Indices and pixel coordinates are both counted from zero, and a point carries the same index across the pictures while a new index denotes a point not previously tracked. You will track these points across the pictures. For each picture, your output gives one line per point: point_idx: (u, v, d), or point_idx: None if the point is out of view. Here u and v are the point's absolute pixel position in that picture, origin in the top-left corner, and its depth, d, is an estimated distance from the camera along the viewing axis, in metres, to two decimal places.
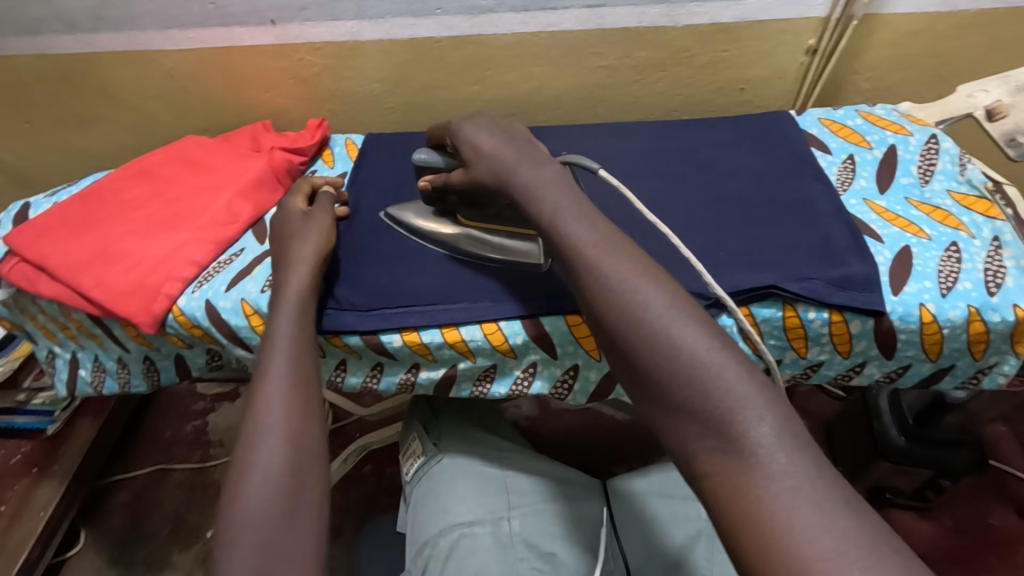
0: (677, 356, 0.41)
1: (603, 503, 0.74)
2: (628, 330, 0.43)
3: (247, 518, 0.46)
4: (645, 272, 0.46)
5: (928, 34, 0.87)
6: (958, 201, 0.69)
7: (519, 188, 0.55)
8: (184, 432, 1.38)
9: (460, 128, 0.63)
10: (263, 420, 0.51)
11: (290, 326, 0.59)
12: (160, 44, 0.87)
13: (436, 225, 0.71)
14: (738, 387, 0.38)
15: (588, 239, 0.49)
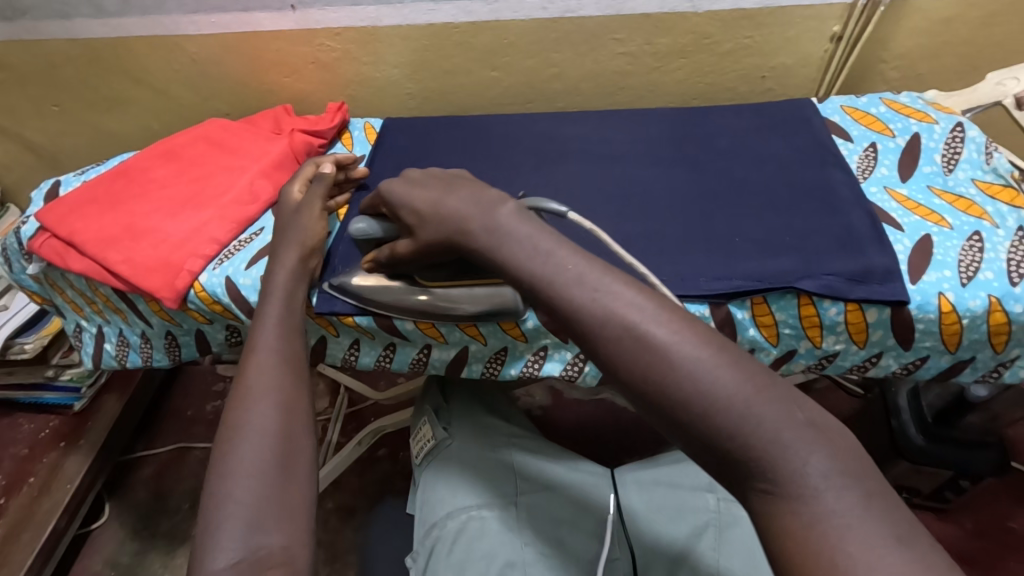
0: (716, 409, 0.36)
1: (613, 491, 0.72)
2: (654, 383, 0.38)
3: (240, 471, 0.48)
4: (662, 315, 0.40)
5: (962, 21, 0.84)
6: (982, 190, 0.67)
7: (485, 249, 0.48)
8: (205, 412, 1.42)
9: (394, 189, 0.59)
10: (260, 385, 0.54)
11: (284, 306, 0.61)
12: (185, 29, 0.89)
13: (392, 290, 0.64)
14: (776, 416, 0.36)
15: (590, 296, 0.42)
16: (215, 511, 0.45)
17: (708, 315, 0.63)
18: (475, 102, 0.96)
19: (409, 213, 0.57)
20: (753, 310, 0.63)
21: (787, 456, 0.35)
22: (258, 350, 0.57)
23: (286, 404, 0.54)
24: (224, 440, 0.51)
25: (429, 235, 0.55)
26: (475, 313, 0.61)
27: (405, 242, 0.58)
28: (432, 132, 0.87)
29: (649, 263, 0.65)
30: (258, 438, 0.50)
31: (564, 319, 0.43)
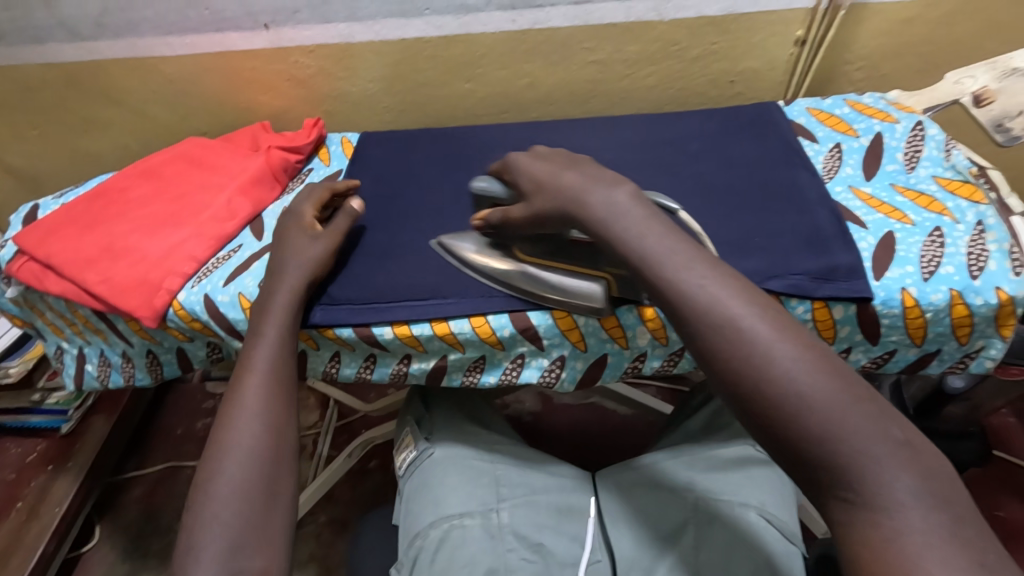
0: (806, 407, 0.40)
1: (593, 494, 0.76)
2: (748, 375, 0.42)
3: (221, 494, 0.49)
4: (765, 313, 0.44)
5: (921, 22, 0.85)
6: (943, 186, 0.69)
7: (597, 216, 0.53)
8: (195, 430, 1.42)
9: (523, 159, 0.64)
10: (245, 405, 0.55)
11: (279, 321, 0.61)
12: (159, 50, 0.90)
13: (490, 258, 0.67)
14: (863, 425, 0.39)
15: (697, 284, 0.46)
16: (199, 532, 0.46)
17: None
18: (451, 113, 0.97)
19: (529, 180, 0.61)
20: None
21: (869, 472, 0.38)
22: (249, 368, 0.58)
23: (271, 422, 0.54)
24: (208, 463, 0.52)
25: (544, 203, 0.59)
26: (560, 301, 0.63)
27: (519, 208, 0.62)
28: (409, 144, 0.88)
29: None
30: (242, 458, 0.51)
31: (665, 300, 0.48)
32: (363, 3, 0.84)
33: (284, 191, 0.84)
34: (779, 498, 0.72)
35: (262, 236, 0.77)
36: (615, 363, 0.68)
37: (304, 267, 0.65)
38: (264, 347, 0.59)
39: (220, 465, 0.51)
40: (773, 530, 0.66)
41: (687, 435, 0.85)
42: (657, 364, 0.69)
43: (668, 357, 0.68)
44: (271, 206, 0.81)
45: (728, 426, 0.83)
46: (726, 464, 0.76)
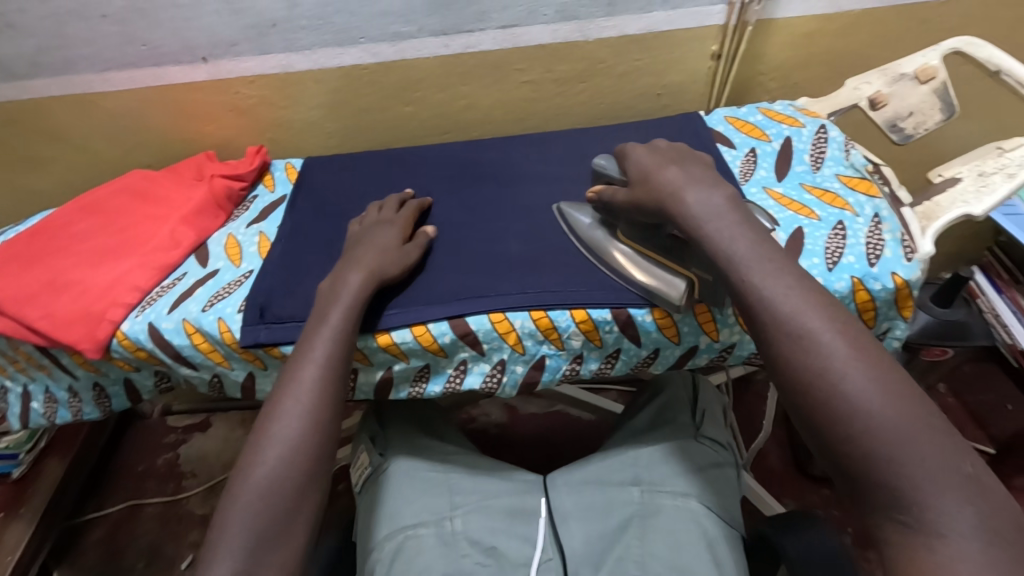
0: (877, 425, 0.43)
1: (543, 494, 0.78)
2: (819, 391, 0.46)
3: (256, 485, 0.55)
4: (845, 332, 0.48)
5: (823, 34, 0.93)
6: (845, 183, 0.74)
7: (689, 209, 0.58)
8: (157, 465, 1.40)
9: (638, 149, 0.67)
10: (292, 398, 0.59)
11: (344, 312, 0.64)
12: (99, 86, 0.91)
13: (595, 235, 0.71)
14: (929, 447, 0.42)
15: (784, 295, 0.50)
16: (229, 517, 0.53)
17: (611, 319, 0.67)
18: (394, 135, 1.01)
19: (636, 169, 0.65)
20: (654, 311, 0.67)
21: (925, 498, 0.41)
22: (307, 359, 0.61)
23: (311, 420, 0.58)
24: (250, 449, 0.57)
25: (642, 194, 0.63)
26: (644, 289, 0.67)
27: (623, 194, 0.66)
28: (353, 165, 0.90)
29: (559, 275, 0.70)
30: (278, 452, 0.56)
31: (746, 305, 0.52)
32: (299, 34, 0.87)
33: (229, 219, 0.86)
34: (720, 488, 0.76)
35: (207, 263, 0.78)
36: (554, 365, 0.70)
37: (380, 259, 0.68)
38: (323, 339, 0.62)
39: (257, 456, 0.56)
40: (712, 516, 0.70)
41: (635, 430, 0.87)
42: (595, 366, 0.72)
43: (605, 359, 0.71)
44: (215, 234, 0.82)
45: (671, 420, 0.86)
46: (668, 456, 0.80)
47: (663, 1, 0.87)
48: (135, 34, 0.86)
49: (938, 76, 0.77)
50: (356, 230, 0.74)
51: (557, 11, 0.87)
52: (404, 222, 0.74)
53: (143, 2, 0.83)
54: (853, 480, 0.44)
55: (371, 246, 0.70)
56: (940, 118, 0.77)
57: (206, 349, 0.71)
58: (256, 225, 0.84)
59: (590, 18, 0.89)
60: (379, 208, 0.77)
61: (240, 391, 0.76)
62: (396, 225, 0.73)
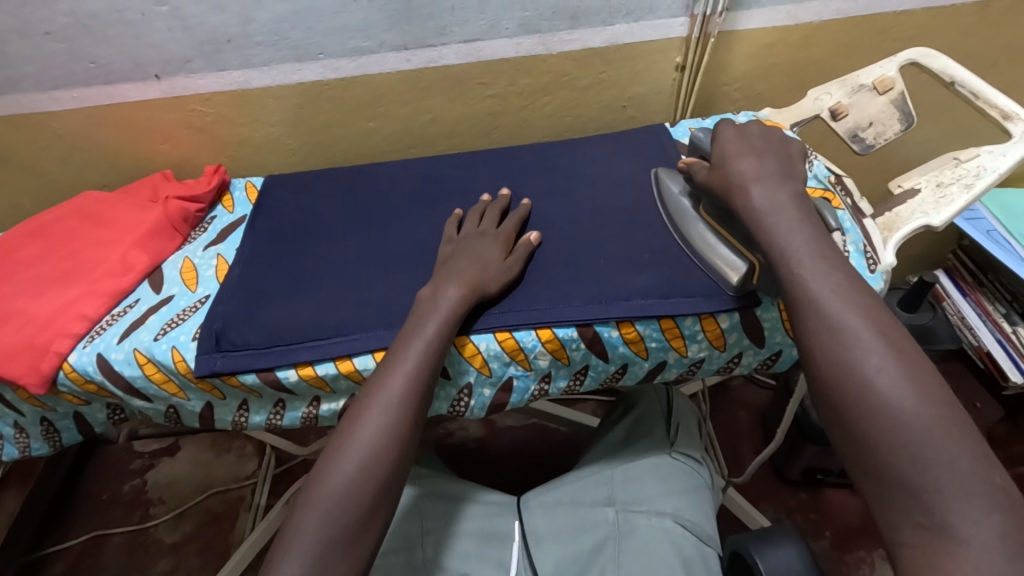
0: (907, 425, 0.46)
1: (517, 518, 0.77)
2: (852, 391, 0.49)
3: (333, 491, 0.52)
4: (882, 336, 0.51)
5: (783, 46, 0.93)
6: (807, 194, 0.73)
7: (753, 204, 0.61)
8: (122, 493, 1.35)
9: (727, 132, 0.69)
10: (379, 406, 0.56)
11: (442, 324, 0.61)
12: (46, 106, 0.88)
13: (681, 205, 0.72)
14: (959, 451, 0.45)
15: (830, 291, 0.54)
16: (303, 521, 0.51)
17: (577, 337, 0.66)
18: (359, 151, 0.99)
19: (718, 153, 0.67)
20: (620, 328, 0.66)
21: (953, 506, 0.43)
22: (398, 365, 0.58)
23: (395, 432, 0.56)
24: (330, 452, 0.55)
25: (717, 179, 0.65)
26: (707, 266, 0.68)
27: (704, 175, 0.67)
28: (314, 182, 0.87)
29: (525, 293, 0.67)
30: (359, 460, 0.54)
31: (792, 302, 0.56)
32: (256, 50, 0.85)
33: (186, 241, 0.82)
34: (695, 504, 0.75)
35: (161, 289, 0.75)
36: (522, 386, 0.69)
37: (480, 274, 0.66)
38: (417, 348, 0.59)
39: (338, 461, 0.54)
40: (686, 534, 0.70)
41: (610, 446, 0.86)
42: (564, 384, 0.70)
43: (574, 376, 0.70)
44: (171, 258, 0.79)
45: (646, 434, 0.85)
46: (642, 474, 0.79)
47: (625, 14, 0.87)
48: (82, 52, 0.83)
49: (895, 87, 0.78)
50: (454, 237, 0.72)
51: (519, 24, 0.87)
52: (506, 235, 0.71)
53: (89, 19, 0.80)
54: (886, 484, 0.46)
55: (474, 259, 0.67)
56: (899, 128, 0.77)
57: (160, 379, 0.68)
58: (213, 247, 0.81)
59: (552, 31, 0.88)
60: (480, 220, 0.74)
61: (197, 420, 0.73)
62: (500, 239, 0.71)
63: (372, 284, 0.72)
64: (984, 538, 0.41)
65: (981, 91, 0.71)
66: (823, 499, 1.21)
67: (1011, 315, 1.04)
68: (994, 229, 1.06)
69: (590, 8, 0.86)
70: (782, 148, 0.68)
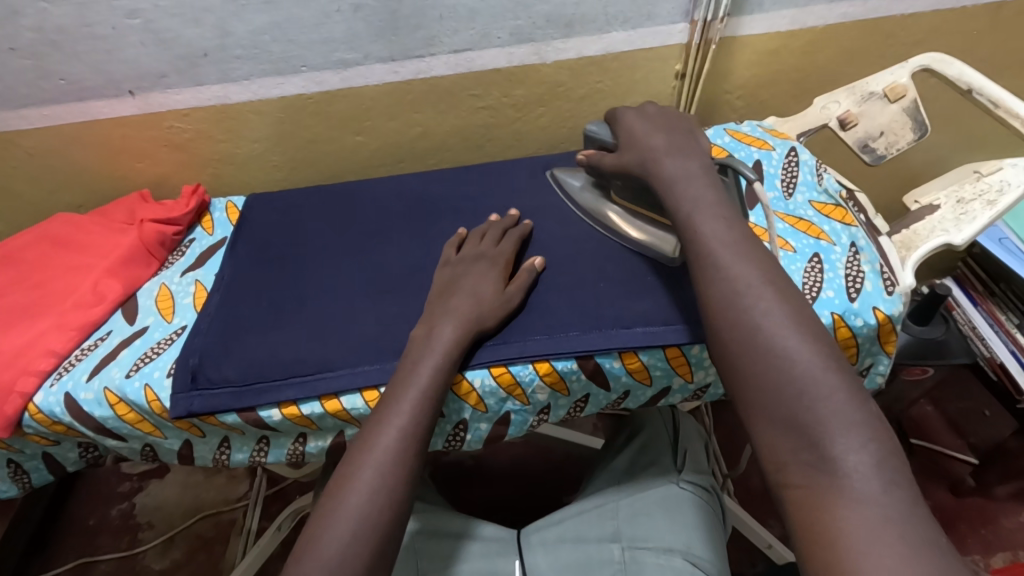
0: (791, 365, 0.45)
1: (518, 555, 0.72)
2: (742, 335, 0.48)
3: (324, 562, 0.48)
4: (770, 281, 0.50)
5: (786, 51, 0.90)
6: (818, 211, 0.69)
7: (665, 175, 0.60)
8: (108, 519, 1.30)
9: (626, 114, 0.68)
10: (372, 464, 0.52)
11: (435, 371, 0.57)
12: (14, 124, 0.83)
13: (589, 196, 0.75)
14: (837, 383, 0.44)
15: (721, 244, 0.53)
16: None
17: (578, 369, 0.62)
18: (345, 166, 0.95)
19: (625, 136, 0.67)
20: (623, 358, 0.62)
21: (834, 440, 0.42)
22: (390, 419, 0.54)
23: (387, 494, 0.51)
24: (319, 518, 0.51)
25: (628, 159, 0.65)
26: (637, 241, 0.69)
27: (610, 159, 0.67)
28: (297, 201, 0.83)
29: (522, 322, 0.63)
30: (352, 527, 0.49)
31: (692, 256, 0.54)
32: (235, 64, 0.81)
33: (163, 267, 0.78)
34: (704, 538, 0.71)
35: (135, 319, 0.71)
36: (520, 419, 0.65)
37: (474, 309, 0.61)
38: (410, 401, 0.55)
39: (326, 528, 0.49)
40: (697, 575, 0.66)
41: (613, 476, 0.81)
42: (564, 414, 0.66)
43: (575, 406, 0.66)
44: (146, 285, 0.75)
45: (652, 462, 0.81)
46: (649, 507, 0.75)
47: (621, 21, 0.84)
48: (50, 68, 0.78)
49: (908, 95, 0.74)
50: (451, 261, 0.68)
51: (512, 33, 0.83)
52: (505, 259, 0.67)
53: (57, 34, 0.75)
54: (778, 426, 0.44)
55: (470, 291, 0.63)
56: (913, 137, 0.74)
57: (133, 420, 0.64)
58: (191, 273, 0.77)
59: (546, 40, 0.84)
60: (480, 238, 0.70)
61: (175, 458, 0.68)
62: (498, 263, 0.66)
63: (359, 312, 0.68)
64: (865, 471, 0.40)
65: (1001, 99, 0.67)
66: None
67: None
68: (1005, 237, 1.03)
69: (585, 15, 0.82)
70: (690, 123, 0.67)
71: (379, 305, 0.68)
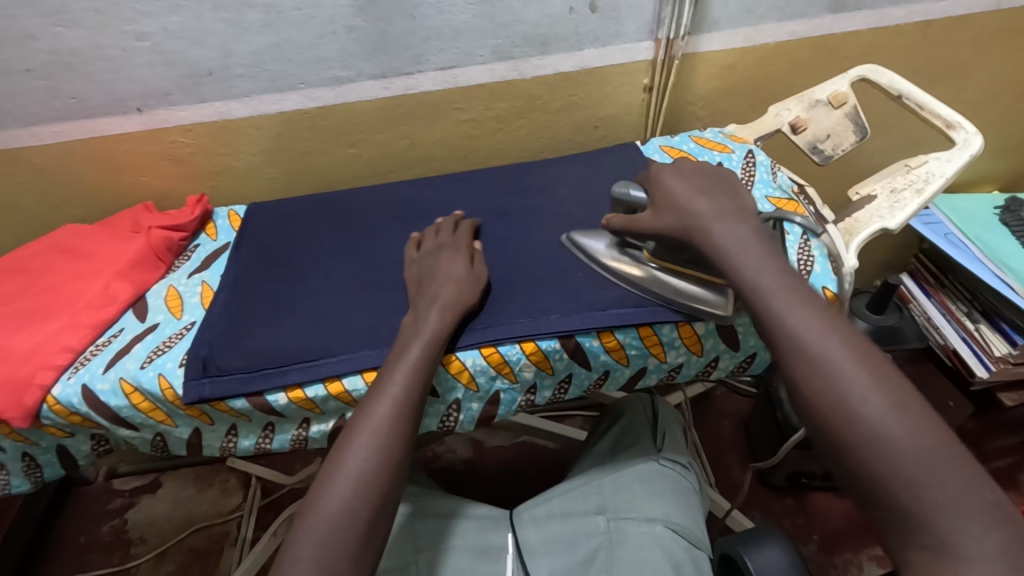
0: (899, 455, 0.45)
1: (510, 530, 0.77)
2: (843, 418, 0.47)
3: (328, 517, 0.52)
4: (861, 359, 0.50)
5: (741, 65, 0.98)
6: (775, 205, 0.76)
7: (718, 243, 0.60)
8: (101, 535, 1.31)
9: (661, 179, 0.68)
10: (369, 430, 0.57)
11: (425, 346, 0.63)
12: (26, 141, 0.88)
13: (620, 263, 0.71)
14: (948, 466, 0.44)
15: (806, 324, 0.52)
16: (304, 534, 0.52)
17: (560, 348, 0.68)
18: (338, 176, 1.01)
19: (666, 198, 0.66)
20: (601, 337, 0.68)
21: (948, 525, 0.42)
22: (384, 391, 0.60)
23: (385, 456, 0.56)
24: (322, 479, 0.55)
25: (673, 223, 0.64)
26: (682, 305, 0.68)
27: (649, 220, 0.66)
28: (296, 210, 0.89)
29: (508, 308, 0.70)
30: (352, 486, 0.54)
31: (768, 333, 0.54)
32: (236, 82, 0.87)
33: (169, 271, 0.83)
34: (682, 508, 0.76)
35: (146, 317, 0.76)
36: (509, 398, 0.70)
37: (457, 291, 0.67)
38: (403, 372, 0.61)
39: (332, 486, 0.54)
40: (677, 537, 0.71)
41: (598, 457, 0.88)
42: (549, 394, 0.72)
43: (559, 386, 0.72)
44: (154, 287, 0.79)
45: (633, 444, 0.87)
46: (630, 481, 0.80)
47: (592, 39, 0.92)
48: (62, 88, 0.84)
49: (848, 102, 0.83)
50: (417, 258, 0.74)
51: (492, 51, 0.90)
52: (469, 249, 0.74)
53: (70, 56, 0.81)
54: (873, 499, 0.46)
55: (445, 278, 0.69)
56: (855, 139, 0.82)
57: (147, 408, 0.68)
58: (197, 275, 0.82)
59: (524, 57, 0.92)
60: (436, 233, 0.77)
61: (185, 447, 0.73)
62: (461, 250, 0.73)
63: (359, 304, 0.73)
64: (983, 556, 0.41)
65: (926, 103, 0.76)
66: (808, 503, 1.23)
67: (973, 312, 1.09)
68: (950, 232, 1.12)
69: (559, 34, 0.90)
70: (721, 182, 0.67)
71: (378, 297, 0.74)
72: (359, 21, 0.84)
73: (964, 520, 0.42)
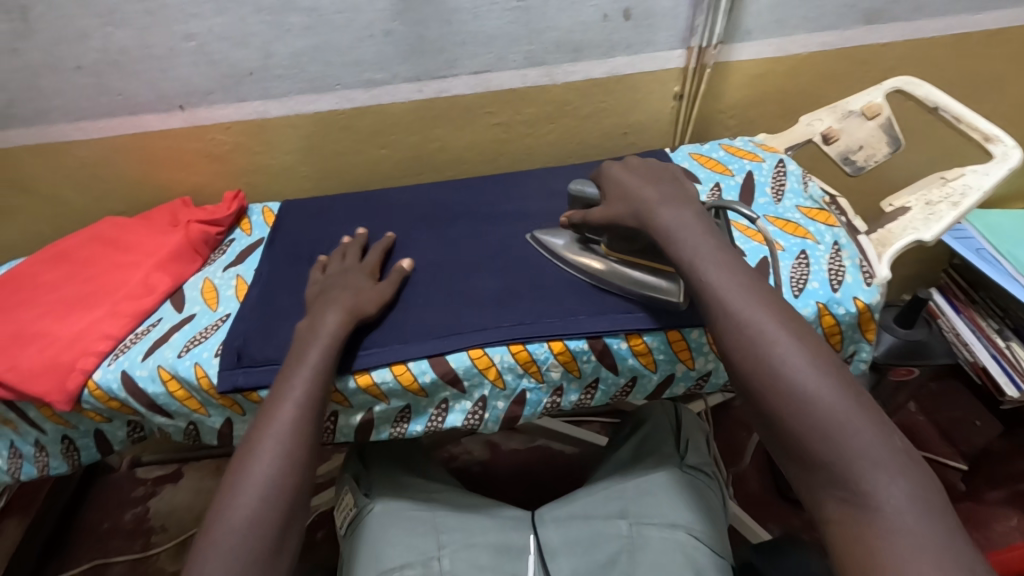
0: (813, 409, 0.46)
1: (532, 531, 0.78)
2: (764, 378, 0.49)
3: (236, 524, 0.53)
4: (788, 325, 0.51)
5: (772, 75, 0.98)
6: (805, 214, 0.76)
7: (664, 225, 0.62)
8: (123, 522, 1.33)
9: (614, 170, 0.72)
10: (272, 436, 0.58)
11: (323, 350, 0.64)
12: (71, 135, 0.91)
13: (581, 258, 0.74)
14: (861, 420, 0.45)
15: (731, 290, 0.54)
16: (211, 540, 0.52)
17: (588, 349, 0.68)
18: (369, 175, 1.03)
19: (620, 189, 0.69)
20: (629, 339, 0.69)
21: (864, 475, 0.43)
22: (285, 397, 0.61)
23: (288, 459, 0.57)
24: (228, 487, 0.56)
25: (622, 211, 0.67)
26: (637, 296, 0.70)
27: (597, 212, 0.69)
28: (329, 208, 0.90)
29: (537, 309, 0.70)
30: (258, 492, 0.55)
31: (704, 303, 0.55)
32: (276, 82, 0.89)
33: (205, 264, 0.85)
34: (706, 517, 0.76)
35: (184, 308, 0.78)
36: (534, 398, 0.71)
37: (356, 299, 0.69)
38: (303, 378, 0.62)
39: (234, 495, 0.55)
40: (699, 545, 0.71)
41: (619, 463, 0.88)
42: (575, 398, 0.73)
43: (585, 389, 0.72)
44: (191, 280, 0.82)
45: (655, 450, 0.87)
46: (653, 487, 0.80)
47: (625, 47, 0.93)
48: (111, 85, 0.87)
49: (883, 113, 0.82)
50: (318, 279, 0.74)
51: (525, 57, 0.92)
52: (370, 267, 0.75)
53: (119, 54, 0.84)
54: (797, 461, 0.46)
55: (347, 288, 0.70)
56: (888, 151, 0.82)
57: (182, 396, 0.70)
58: (232, 269, 0.84)
59: (557, 62, 0.93)
60: (342, 256, 0.78)
61: (216, 437, 0.74)
62: (364, 270, 0.74)
63: None
64: (894, 504, 0.41)
65: (963, 116, 0.75)
66: None
67: (1004, 330, 1.07)
68: (983, 248, 1.11)
69: (592, 41, 0.91)
70: (670, 173, 0.70)
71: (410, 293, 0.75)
72: (395, 25, 0.85)
73: (880, 470, 0.42)
